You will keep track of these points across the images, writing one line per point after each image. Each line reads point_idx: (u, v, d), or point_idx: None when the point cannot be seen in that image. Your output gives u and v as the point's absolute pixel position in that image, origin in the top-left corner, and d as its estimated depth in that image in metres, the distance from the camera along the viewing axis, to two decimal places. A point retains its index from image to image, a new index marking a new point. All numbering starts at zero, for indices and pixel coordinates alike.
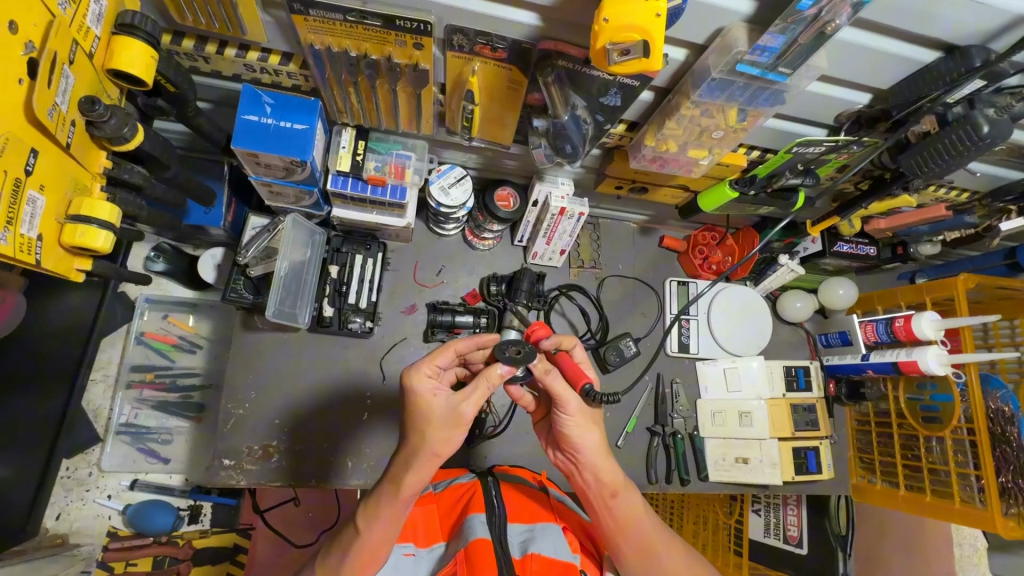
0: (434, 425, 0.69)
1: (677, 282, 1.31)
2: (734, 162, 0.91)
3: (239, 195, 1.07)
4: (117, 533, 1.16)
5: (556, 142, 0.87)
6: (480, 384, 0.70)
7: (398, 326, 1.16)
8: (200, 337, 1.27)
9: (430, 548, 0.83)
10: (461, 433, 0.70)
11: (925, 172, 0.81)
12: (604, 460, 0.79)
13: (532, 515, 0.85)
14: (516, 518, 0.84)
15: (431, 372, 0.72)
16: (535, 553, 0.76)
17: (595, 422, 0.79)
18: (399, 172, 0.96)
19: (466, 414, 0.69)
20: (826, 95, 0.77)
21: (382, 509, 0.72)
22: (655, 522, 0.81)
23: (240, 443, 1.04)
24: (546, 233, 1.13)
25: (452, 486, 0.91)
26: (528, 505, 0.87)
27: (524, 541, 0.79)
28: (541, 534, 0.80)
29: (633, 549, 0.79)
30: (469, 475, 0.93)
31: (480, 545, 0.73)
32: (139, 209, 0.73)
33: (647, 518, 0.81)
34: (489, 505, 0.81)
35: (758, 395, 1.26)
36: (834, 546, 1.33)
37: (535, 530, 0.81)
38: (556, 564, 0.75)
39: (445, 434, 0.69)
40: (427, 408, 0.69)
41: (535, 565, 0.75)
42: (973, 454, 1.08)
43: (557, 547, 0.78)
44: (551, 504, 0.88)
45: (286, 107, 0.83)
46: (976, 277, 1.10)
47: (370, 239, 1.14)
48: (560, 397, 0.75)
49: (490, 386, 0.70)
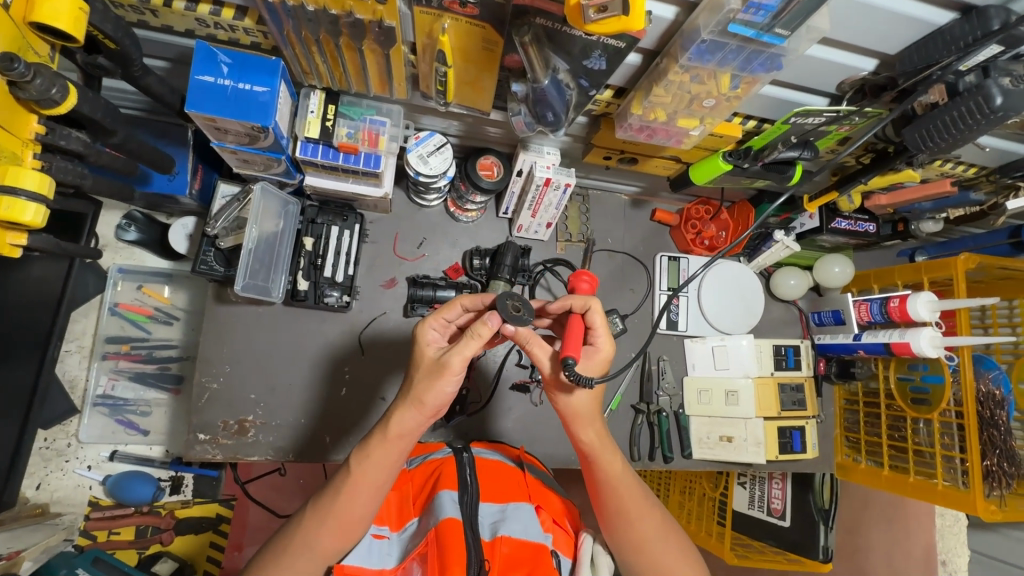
0: (419, 372, 0.71)
1: (668, 256, 1.26)
2: (728, 132, 0.85)
3: (207, 162, 1.01)
4: (98, 502, 1.16)
5: (537, 109, 0.81)
6: (468, 342, 0.67)
7: (377, 300, 1.12)
8: (176, 309, 1.23)
9: (403, 530, 0.81)
10: (446, 378, 0.68)
11: (929, 146, 0.76)
12: (585, 425, 0.78)
13: (505, 494, 0.83)
14: (489, 497, 0.82)
15: (441, 326, 0.74)
16: (506, 536, 0.74)
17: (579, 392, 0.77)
18: (373, 139, 0.91)
19: (449, 363, 0.68)
20: (828, 60, 0.71)
21: (370, 457, 0.72)
22: (635, 489, 0.80)
23: (215, 417, 1.03)
24: (531, 205, 1.08)
25: (426, 462, 0.89)
26: (502, 483, 0.85)
27: (495, 522, 0.78)
28: (512, 515, 0.78)
29: (609, 512, 0.79)
30: (445, 450, 0.91)
31: (448, 525, 0.72)
32: (80, 177, 0.68)
33: (629, 484, 0.79)
34: (462, 483, 0.79)
35: (745, 374, 1.21)
36: (816, 519, 1.31)
37: (507, 511, 0.79)
38: (527, 545, 0.74)
39: (431, 383, 0.70)
40: (420, 354, 0.73)
41: (505, 547, 0.73)
42: (959, 437, 1.06)
43: (527, 527, 0.77)
44: (528, 482, 0.87)
45: (245, 67, 0.77)
46: (977, 257, 1.05)
47: (348, 209, 1.09)
48: (534, 361, 0.75)
49: (473, 345, 0.67)
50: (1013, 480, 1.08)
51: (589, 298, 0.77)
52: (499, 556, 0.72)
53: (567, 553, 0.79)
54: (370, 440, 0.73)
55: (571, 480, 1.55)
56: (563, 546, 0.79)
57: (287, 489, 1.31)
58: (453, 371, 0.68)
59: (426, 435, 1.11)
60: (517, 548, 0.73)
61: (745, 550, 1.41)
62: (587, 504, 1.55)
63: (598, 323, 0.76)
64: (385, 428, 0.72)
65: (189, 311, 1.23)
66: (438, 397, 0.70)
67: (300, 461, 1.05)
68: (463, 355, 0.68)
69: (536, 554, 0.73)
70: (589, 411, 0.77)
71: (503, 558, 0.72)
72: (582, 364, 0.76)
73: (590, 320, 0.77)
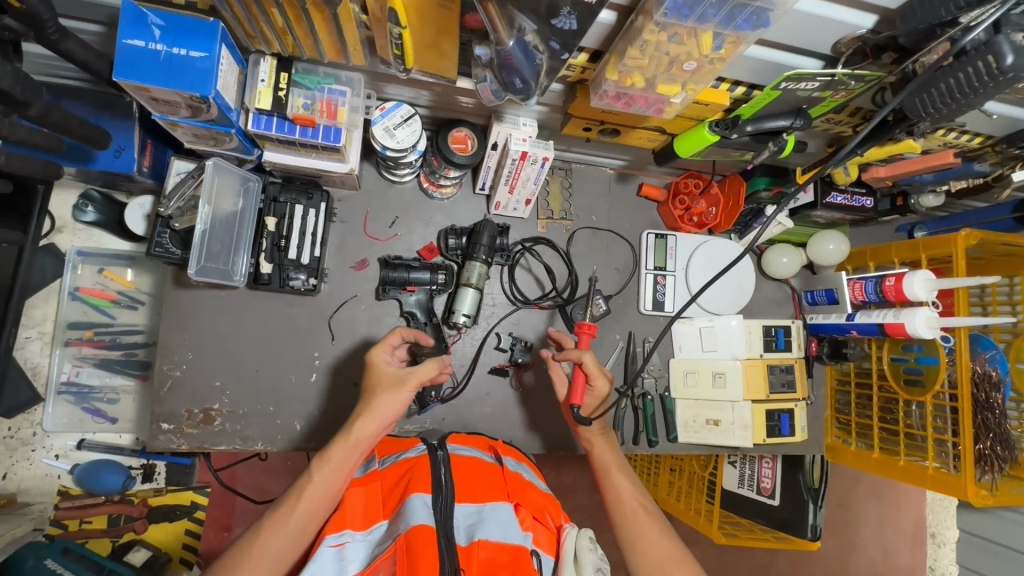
0: (382, 386, 0.86)
1: (654, 234, 1.20)
2: (713, 100, 0.79)
3: (157, 137, 0.95)
4: (67, 492, 1.15)
5: (504, 75, 0.74)
6: (429, 366, 0.87)
7: (347, 283, 1.07)
8: (140, 293, 1.17)
9: (370, 531, 0.74)
10: (403, 392, 0.84)
11: (929, 113, 0.70)
12: (596, 436, 0.97)
13: (482, 493, 0.78)
14: (465, 497, 0.77)
15: (388, 353, 0.91)
16: (484, 539, 0.69)
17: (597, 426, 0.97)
18: (331, 110, 0.84)
19: (407, 379, 0.85)
20: (820, 16, 0.63)
21: (331, 462, 0.80)
22: (642, 494, 0.89)
23: (178, 406, 0.99)
24: (508, 180, 1.01)
25: (397, 463, 0.84)
26: (478, 482, 0.80)
27: (470, 526, 0.72)
28: (490, 517, 0.73)
29: (619, 516, 0.86)
30: (418, 448, 0.87)
31: (420, 531, 0.66)
32: None
33: (636, 492, 0.89)
34: (434, 485, 0.75)
35: (733, 355, 1.18)
36: (806, 497, 1.29)
37: (483, 512, 0.74)
38: (507, 549, 0.69)
39: (390, 395, 0.84)
40: (380, 371, 0.88)
41: (483, 552, 0.68)
42: (953, 420, 1.01)
43: (505, 529, 0.72)
44: (506, 479, 0.83)
45: (179, 29, 0.70)
46: (978, 233, 1.00)
47: (313, 186, 1.02)
48: (554, 385, 1.02)
49: (425, 374, 0.86)
50: (1006, 463, 1.05)
51: (583, 352, 0.95)
52: (478, 562, 0.67)
53: (549, 551, 0.76)
54: (329, 446, 0.82)
55: (557, 462, 1.53)
56: (545, 544, 0.76)
57: (275, 471, 1.27)
58: (410, 387, 0.85)
59: (400, 421, 1.07)
60: (496, 552, 0.68)
61: (734, 528, 1.36)
62: (576, 483, 1.53)
63: (592, 369, 0.94)
64: (347, 435, 0.82)
65: (154, 296, 1.17)
66: (384, 412, 0.83)
67: (271, 450, 1.02)
68: (420, 377, 0.86)
69: (517, 557, 0.68)
70: (599, 427, 0.97)
71: (481, 563, 0.67)
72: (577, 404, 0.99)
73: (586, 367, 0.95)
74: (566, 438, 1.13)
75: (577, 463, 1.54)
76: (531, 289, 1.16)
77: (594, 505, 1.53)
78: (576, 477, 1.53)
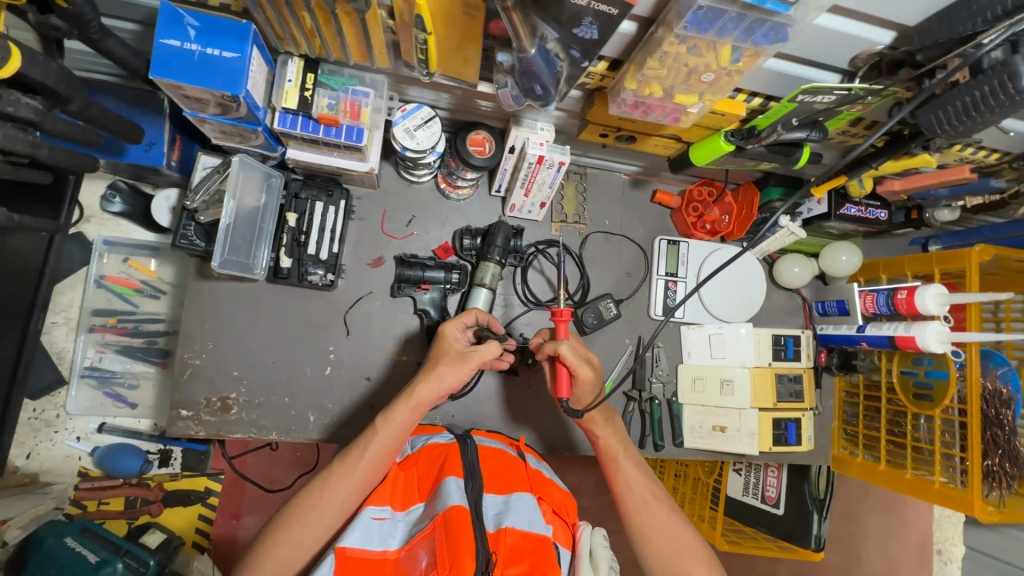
0: (444, 361, 0.87)
1: (668, 240, 1.22)
2: (729, 110, 0.80)
3: (186, 133, 0.98)
4: (87, 473, 1.19)
5: (524, 82, 0.76)
6: (489, 345, 0.87)
7: (364, 279, 1.09)
8: (163, 282, 1.21)
9: (407, 512, 0.79)
10: (465, 368, 0.86)
11: (945, 130, 0.70)
12: (598, 424, 0.95)
13: (507, 484, 0.80)
14: (492, 487, 0.79)
15: (460, 330, 0.92)
16: (511, 527, 0.71)
17: (603, 419, 0.96)
18: (354, 111, 0.86)
19: (470, 356, 0.86)
20: (838, 31, 0.64)
21: (394, 422, 0.83)
22: (651, 480, 0.90)
23: (197, 394, 1.02)
24: (524, 183, 1.03)
25: (429, 446, 0.87)
26: (504, 474, 0.82)
27: (499, 513, 0.74)
28: (516, 506, 0.75)
29: (628, 506, 0.88)
30: (447, 435, 0.89)
31: (456, 512, 0.69)
32: (18, 142, 0.66)
33: (644, 478, 0.90)
34: (468, 470, 0.77)
35: (742, 363, 1.19)
36: (810, 508, 1.28)
37: (510, 502, 0.76)
38: (531, 537, 0.71)
39: (455, 368, 0.86)
40: (448, 346, 0.90)
41: (510, 538, 0.69)
42: (961, 435, 1.02)
43: (531, 519, 0.74)
44: (529, 473, 0.85)
45: (214, 31, 0.72)
46: (993, 249, 1.00)
47: (333, 184, 1.05)
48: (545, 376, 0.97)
49: (489, 355, 0.87)
50: (1015, 481, 1.04)
51: (559, 343, 0.88)
52: (504, 548, 0.68)
53: (566, 545, 0.78)
54: (393, 405, 0.85)
55: (564, 462, 1.54)
56: (563, 538, 0.78)
57: (283, 462, 1.30)
58: (472, 364, 0.86)
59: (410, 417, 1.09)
60: (521, 539, 0.70)
61: (737, 536, 1.39)
62: (581, 485, 1.54)
63: (569, 358, 0.88)
64: (409, 398, 0.85)
65: (175, 285, 1.21)
66: (442, 381, 0.85)
67: (285, 440, 1.05)
68: (483, 356, 0.86)
69: (541, 547, 0.70)
70: (602, 415, 0.95)
71: (508, 549, 0.68)
72: (570, 398, 0.94)
73: (564, 356, 0.88)
74: (571, 439, 1.15)
75: (582, 464, 1.55)
76: (542, 291, 1.18)
77: (598, 507, 1.54)
78: (582, 478, 1.54)
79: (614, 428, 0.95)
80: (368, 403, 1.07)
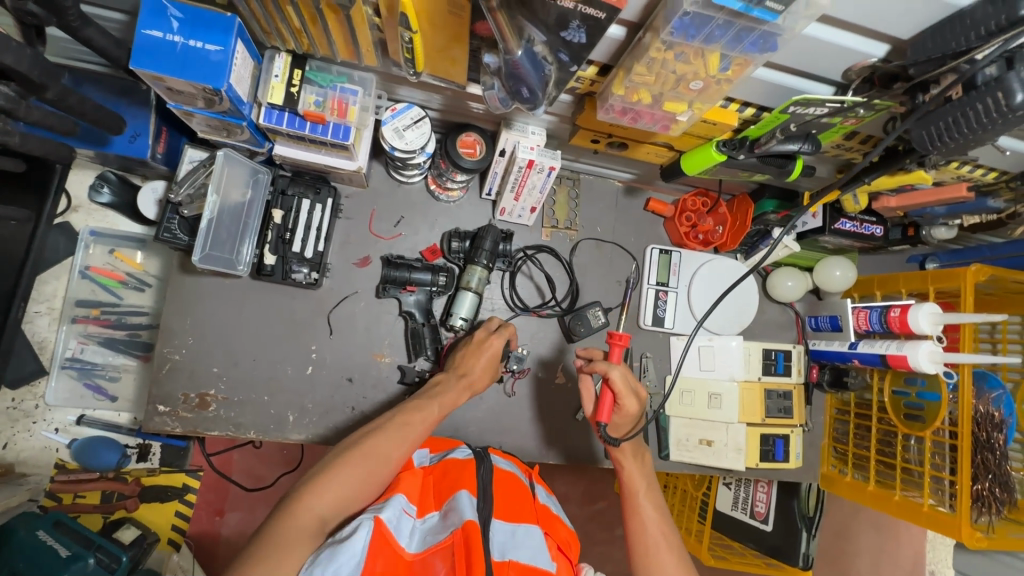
0: (484, 364, 1.01)
1: (659, 249, 1.19)
2: (720, 119, 0.78)
3: (172, 126, 0.97)
4: (64, 465, 1.18)
5: (511, 84, 0.74)
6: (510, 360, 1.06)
7: (350, 278, 1.08)
8: (148, 275, 1.21)
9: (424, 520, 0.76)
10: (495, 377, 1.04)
11: (939, 146, 0.69)
12: (626, 457, 0.94)
13: (517, 513, 0.76)
14: (501, 514, 0.75)
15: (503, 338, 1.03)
16: (513, 561, 0.67)
17: (633, 455, 0.94)
18: (342, 108, 0.85)
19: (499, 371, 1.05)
20: (827, 42, 0.63)
21: (448, 393, 0.94)
22: (667, 525, 0.88)
23: (175, 389, 1.01)
24: (514, 187, 1.02)
25: (446, 461, 0.86)
26: (514, 502, 0.79)
27: (503, 542, 0.70)
28: (522, 538, 0.71)
29: (639, 544, 0.86)
30: (465, 452, 0.88)
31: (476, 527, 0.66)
32: None
33: (661, 522, 0.88)
34: (482, 489, 0.76)
35: (731, 377, 1.17)
36: (799, 525, 1.25)
37: (518, 532, 0.72)
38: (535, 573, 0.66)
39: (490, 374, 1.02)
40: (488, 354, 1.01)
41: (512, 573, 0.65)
42: (951, 458, 0.99)
43: (535, 554, 0.70)
44: (536, 505, 0.82)
45: (197, 22, 0.71)
46: (989, 269, 0.98)
47: (321, 182, 1.04)
48: (583, 398, 0.95)
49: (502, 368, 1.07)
50: (1004, 506, 1.02)
51: (612, 367, 0.87)
52: None
53: None
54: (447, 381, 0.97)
55: (552, 470, 1.52)
56: None
57: (268, 458, 1.29)
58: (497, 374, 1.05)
59: None
60: None
61: (725, 551, 1.36)
62: (568, 493, 1.52)
63: (618, 382, 0.86)
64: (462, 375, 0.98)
65: (160, 278, 1.20)
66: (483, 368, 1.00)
67: (264, 439, 1.03)
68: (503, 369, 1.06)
69: None
70: (632, 449, 0.94)
71: None
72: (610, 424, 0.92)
73: (613, 379, 0.86)
74: (554, 448, 1.13)
75: (570, 473, 1.53)
76: (530, 296, 1.16)
77: (585, 516, 1.52)
78: (570, 487, 1.52)
79: (643, 466, 0.94)
80: (349, 405, 1.06)
